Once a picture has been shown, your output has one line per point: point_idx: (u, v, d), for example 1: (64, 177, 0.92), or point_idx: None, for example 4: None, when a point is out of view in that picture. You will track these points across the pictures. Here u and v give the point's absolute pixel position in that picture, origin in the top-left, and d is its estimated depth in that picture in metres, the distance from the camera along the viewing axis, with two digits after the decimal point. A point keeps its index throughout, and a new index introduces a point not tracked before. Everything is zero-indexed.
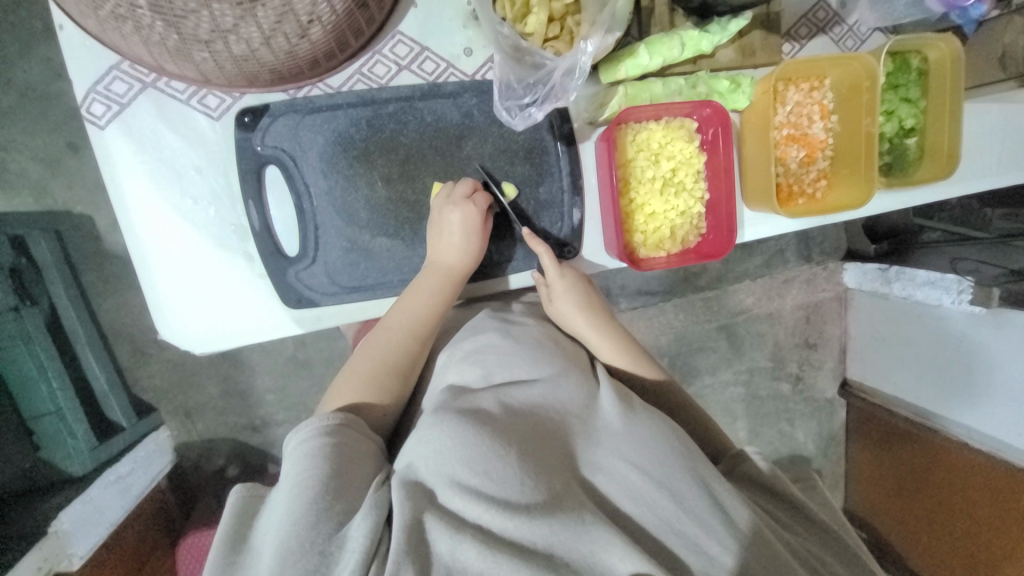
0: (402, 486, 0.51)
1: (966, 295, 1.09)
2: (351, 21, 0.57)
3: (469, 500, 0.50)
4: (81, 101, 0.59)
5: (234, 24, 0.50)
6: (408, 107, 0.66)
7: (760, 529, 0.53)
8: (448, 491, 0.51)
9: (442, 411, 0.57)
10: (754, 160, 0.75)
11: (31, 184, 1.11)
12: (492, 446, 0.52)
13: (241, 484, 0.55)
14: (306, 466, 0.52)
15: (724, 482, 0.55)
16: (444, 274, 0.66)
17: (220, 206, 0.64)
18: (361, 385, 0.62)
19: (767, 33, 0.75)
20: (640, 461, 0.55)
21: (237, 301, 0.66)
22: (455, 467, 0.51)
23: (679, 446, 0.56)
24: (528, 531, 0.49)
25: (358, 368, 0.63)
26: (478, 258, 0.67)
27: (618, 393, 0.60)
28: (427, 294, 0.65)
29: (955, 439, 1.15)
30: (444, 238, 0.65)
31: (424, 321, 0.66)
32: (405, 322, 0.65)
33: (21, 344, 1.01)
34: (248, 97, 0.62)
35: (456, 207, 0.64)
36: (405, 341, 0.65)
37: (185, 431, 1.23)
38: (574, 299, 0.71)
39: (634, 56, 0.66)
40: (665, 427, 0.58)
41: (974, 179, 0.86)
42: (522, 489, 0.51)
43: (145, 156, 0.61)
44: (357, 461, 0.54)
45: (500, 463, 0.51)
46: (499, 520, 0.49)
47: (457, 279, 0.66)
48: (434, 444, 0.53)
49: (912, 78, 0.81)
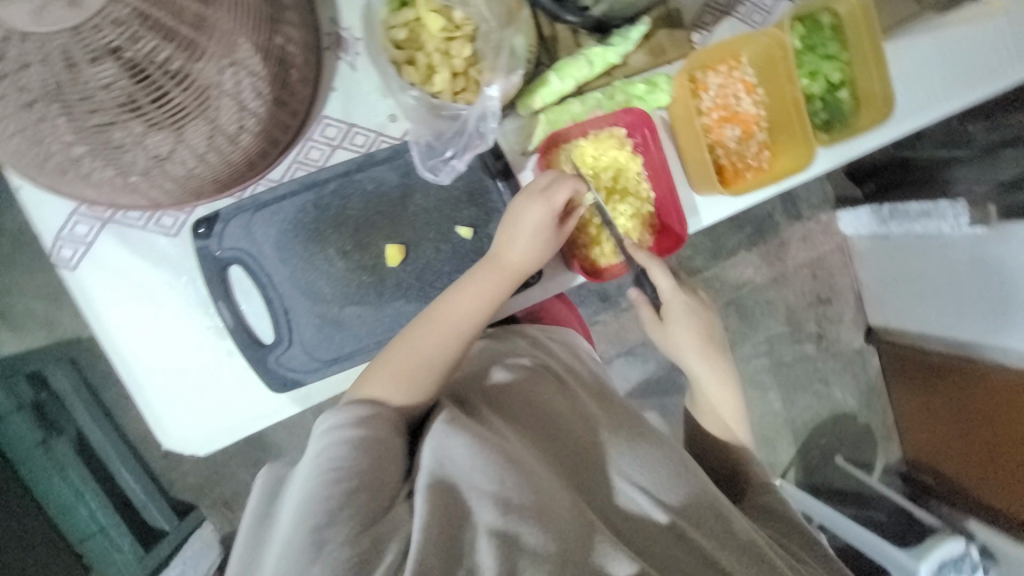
0: (430, 487, 0.51)
1: (963, 218, 1.07)
2: (275, 119, 0.61)
3: (489, 504, 0.51)
4: (49, 250, 0.64)
5: (169, 150, 0.54)
6: (347, 181, 0.69)
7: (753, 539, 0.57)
8: (477, 498, 0.51)
9: (456, 423, 0.58)
10: (689, 149, 0.77)
11: (40, 320, 1.18)
12: (502, 462, 0.54)
13: (269, 466, 0.62)
14: (335, 455, 0.54)
15: (717, 497, 0.57)
16: (502, 276, 0.68)
17: (193, 311, 0.68)
18: (398, 379, 0.63)
19: (671, 29, 0.78)
20: (644, 479, 0.60)
21: (228, 396, 0.69)
22: (475, 475, 0.53)
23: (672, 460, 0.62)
24: (545, 538, 0.49)
25: (399, 363, 0.64)
26: (541, 257, 0.69)
27: (615, 420, 0.66)
28: (484, 289, 0.67)
29: (994, 363, 1.08)
30: (511, 238, 0.68)
31: (468, 323, 0.67)
32: (457, 321, 0.66)
33: (56, 474, 1.07)
34: (199, 209, 0.67)
35: (532, 201, 0.67)
36: (448, 343, 0.66)
37: (229, 521, 1.25)
38: (683, 323, 0.80)
39: (546, 85, 0.70)
40: (671, 454, 0.63)
41: (920, 113, 0.86)
42: (532, 495, 0.52)
43: (117, 285, 0.66)
44: (388, 460, 0.56)
45: (512, 476, 0.53)
46: (515, 522, 0.50)
47: (512, 280, 0.68)
48: (459, 457, 0.54)
49: (827, 36, 0.82)
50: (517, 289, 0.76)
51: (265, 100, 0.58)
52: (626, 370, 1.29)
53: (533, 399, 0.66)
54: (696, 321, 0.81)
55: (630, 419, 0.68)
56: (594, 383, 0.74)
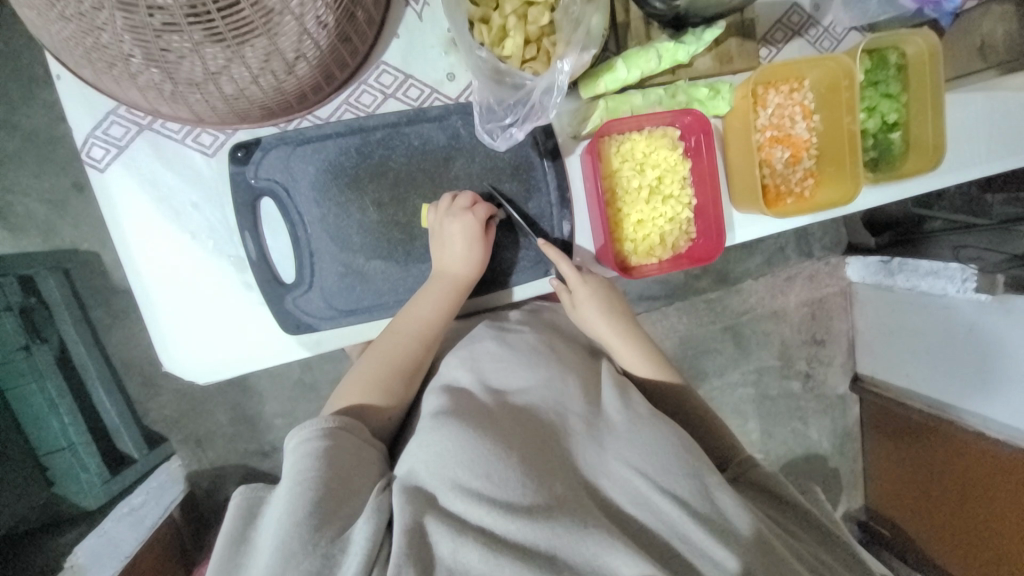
0: (403, 490, 0.52)
1: (971, 282, 1.09)
2: (335, 55, 0.60)
3: (470, 502, 0.50)
4: (81, 147, 0.61)
5: (225, 65, 0.52)
6: (396, 132, 0.67)
7: (763, 536, 0.53)
8: (450, 494, 0.51)
9: (441, 415, 0.57)
10: (738, 165, 0.76)
11: (39, 225, 1.13)
12: (493, 450, 0.53)
13: (245, 485, 0.56)
14: (307, 466, 0.52)
15: (726, 488, 0.54)
16: (447, 287, 0.67)
17: (218, 238, 0.66)
18: (363, 390, 0.63)
19: (743, 39, 0.76)
20: (644, 463, 0.55)
21: (239, 331, 0.67)
22: (456, 470, 0.52)
23: (681, 449, 0.56)
24: (530, 533, 0.48)
25: (360, 375, 0.64)
26: (480, 266, 0.68)
27: (617, 389, 0.63)
28: (432, 300, 0.67)
29: (970, 429, 1.12)
30: (447, 250, 0.67)
31: (426, 329, 0.66)
32: (412, 328, 0.66)
33: (33, 381, 1.04)
34: (240, 133, 0.65)
35: (455, 218, 0.65)
36: (407, 346, 0.66)
37: (195, 460, 1.23)
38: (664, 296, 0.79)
39: (612, 71, 0.68)
40: (666, 432, 0.58)
41: (963, 169, 0.86)
42: (523, 491, 0.51)
43: (146, 196, 0.64)
44: (356, 465, 0.55)
45: (501, 466, 0.52)
46: (502, 523, 0.49)
47: (457, 290, 0.68)
48: (434, 449, 0.54)
49: (891, 74, 0.81)
50: (530, 274, 0.75)
51: (328, 31, 0.56)
52: None
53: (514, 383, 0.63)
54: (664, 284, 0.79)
55: (637, 393, 0.63)
56: None
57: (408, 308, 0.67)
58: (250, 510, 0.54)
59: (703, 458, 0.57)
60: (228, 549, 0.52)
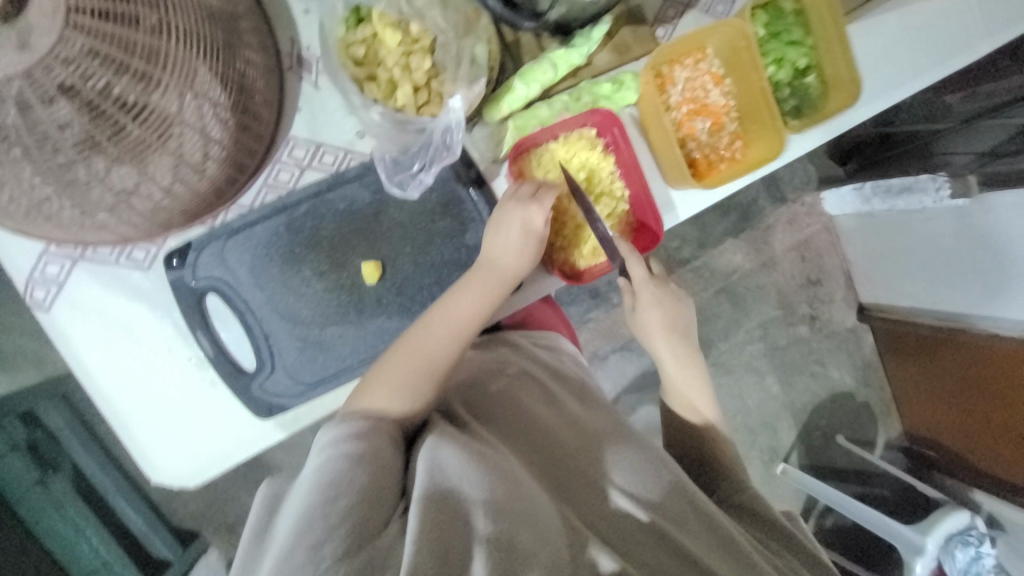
0: (426, 489, 0.49)
1: (944, 190, 1.08)
2: (240, 146, 0.61)
3: (492, 514, 0.48)
4: (22, 293, 0.63)
5: (135, 184, 0.54)
6: (320, 201, 0.69)
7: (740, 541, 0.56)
8: (473, 503, 0.49)
9: (444, 436, 0.56)
10: (661, 146, 0.77)
11: (28, 358, 1.16)
12: (501, 470, 0.53)
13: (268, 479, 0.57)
14: (331, 467, 0.51)
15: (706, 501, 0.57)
16: (501, 280, 0.69)
17: (173, 344, 0.67)
18: (391, 388, 0.61)
19: (634, 26, 0.78)
20: (642, 484, 0.58)
21: (217, 428, 0.69)
22: (472, 480, 0.50)
23: (667, 470, 0.60)
24: (545, 538, 0.46)
25: (393, 370, 0.63)
26: (533, 259, 0.70)
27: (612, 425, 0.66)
28: (476, 297, 0.68)
29: (983, 334, 1.08)
30: (500, 239, 0.69)
31: (464, 329, 0.67)
32: (451, 326, 0.66)
33: (54, 510, 1.08)
34: (170, 240, 0.66)
35: (519, 203, 0.68)
36: (450, 346, 0.66)
37: (232, 546, 1.23)
38: (660, 323, 0.78)
39: (512, 91, 0.70)
40: (650, 456, 0.61)
41: (889, 92, 0.87)
42: (531, 501, 0.50)
43: (93, 324, 0.65)
44: (386, 470, 0.52)
45: (508, 482, 0.51)
46: (514, 528, 0.47)
47: (506, 282, 0.69)
48: (455, 465, 0.52)
49: (790, 22, 0.83)
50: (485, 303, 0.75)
51: (228, 127, 0.58)
52: (621, 365, 1.30)
53: (518, 409, 0.66)
54: (665, 303, 0.78)
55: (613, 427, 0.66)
56: (578, 385, 0.75)
57: (452, 301, 0.67)
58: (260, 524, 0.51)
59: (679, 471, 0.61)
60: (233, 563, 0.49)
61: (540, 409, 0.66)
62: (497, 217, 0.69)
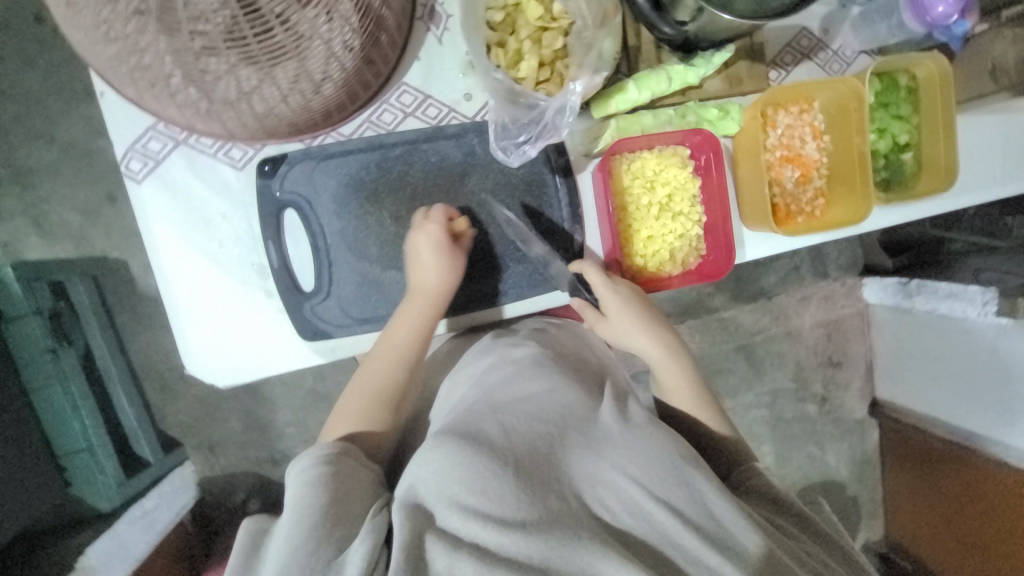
0: (403, 507, 0.53)
1: (990, 306, 1.05)
2: (360, 76, 0.63)
3: (467, 518, 0.51)
4: (121, 160, 0.66)
5: (257, 85, 0.55)
6: (414, 149, 0.71)
7: (772, 549, 0.52)
8: (448, 512, 0.52)
9: (442, 433, 0.58)
10: (748, 182, 0.77)
11: (72, 233, 1.18)
12: (491, 465, 0.53)
13: (250, 517, 0.58)
14: (308, 490, 0.55)
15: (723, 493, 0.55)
16: (422, 303, 0.69)
17: (243, 246, 0.70)
18: (353, 419, 0.66)
19: (752, 62, 0.79)
20: (639, 471, 0.55)
21: (258, 337, 0.71)
22: (453, 487, 0.52)
23: (677, 456, 0.57)
24: (523, 546, 0.48)
25: (348, 407, 0.67)
26: (457, 277, 0.69)
27: (616, 406, 0.63)
28: (416, 316, 0.69)
29: (994, 460, 1.08)
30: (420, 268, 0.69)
31: (404, 353, 0.69)
32: (387, 356, 0.68)
33: (58, 384, 1.05)
34: (268, 148, 0.69)
35: (421, 230, 0.68)
36: (388, 374, 0.68)
37: (208, 466, 1.24)
38: (633, 312, 0.71)
39: (624, 92, 0.71)
40: (665, 441, 0.58)
41: (976, 189, 0.86)
42: (518, 506, 0.51)
43: (177, 207, 0.68)
44: (354, 487, 0.57)
45: (497, 481, 0.52)
46: (497, 539, 0.49)
47: (438, 302, 0.69)
48: (434, 466, 0.54)
49: (902, 96, 0.83)
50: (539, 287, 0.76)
51: (355, 54, 0.59)
52: None
53: (533, 395, 0.62)
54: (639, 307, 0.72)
55: (636, 407, 0.64)
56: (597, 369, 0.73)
57: (396, 325, 0.69)
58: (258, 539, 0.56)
59: (700, 465, 0.57)
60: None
61: (568, 396, 0.63)
62: (410, 249, 0.69)
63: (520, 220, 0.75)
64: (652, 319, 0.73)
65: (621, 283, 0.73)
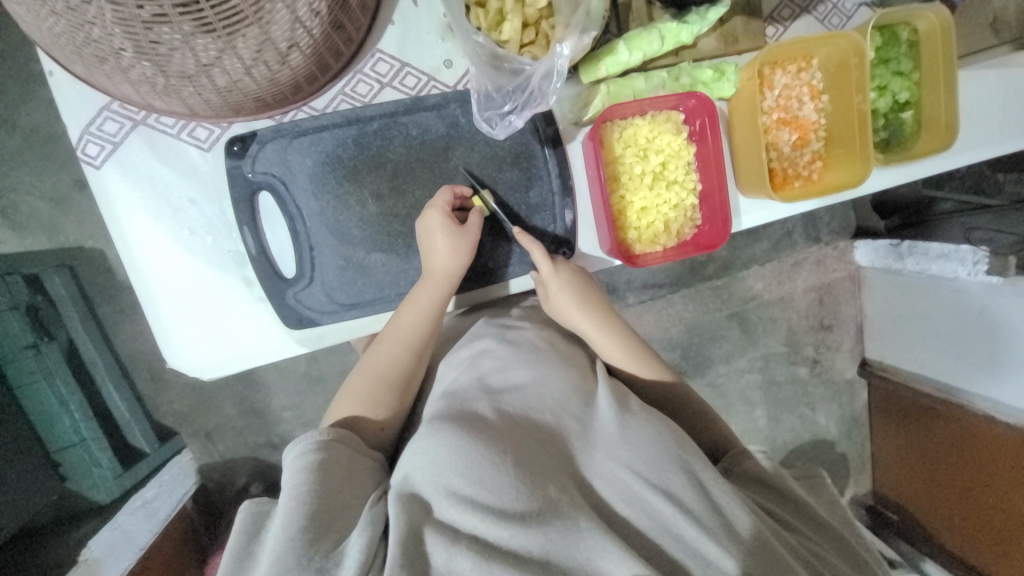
0: (400, 498, 0.52)
1: (981, 265, 1.04)
2: (329, 43, 0.58)
3: (464, 511, 0.50)
4: (76, 144, 0.62)
5: (216, 57, 0.50)
6: (393, 122, 0.67)
7: (762, 532, 0.52)
8: (445, 502, 0.51)
9: (436, 421, 0.57)
10: (744, 147, 0.74)
11: (43, 223, 1.13)
12: (489, 453, 0.52)
13: (248, 499, 0.56)
14: (302, 480, 0.53)
15: (720, 483, 0.54)
16: (437, 286, 0.67)
17: (217, 233, 0.66)
18: (358, 400, 0.65)
19: (748, 18, 0.74)
20: (636, 460, 0.54)
21: (241, 327, 0.68)
22: (450, 477, 0.51)
23: (676, 441, 0.55)
24: (523, 538, 0.48)
25: (353, 388, 0.66)
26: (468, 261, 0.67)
27: (615, 396, 0.60)
28: (425, 303, 0.67)
29: (981, 414, 1.10)
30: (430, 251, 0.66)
31: (414, 338, 0.67)
32: (399, 338, 0.67)
33: (42, 378, 1.02)
34: (235, 126, 0.65)
35: (432, 211, 0.65)
36: (399, 357, 0.66)
37: (207, 453, 1.23)
38: (571, 296, 0.70)
39: (614, 54, 0.67)
40: (661, 427, 0.57)
41: (975, 148, 0.84)
42: (516, 497, 0.50)
43: (142, 192, 0.64)
44: (351, 476, 0.56)
45: (495, 470, 0.51)
46: (495, 530, 0.49)
47: (447, 288, 0.67)
48: (430, 455, 0.53)
49: (903, 51, 0.79)
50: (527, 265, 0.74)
51: (321, 19, 0.54)
52: None
53: (527, 381, 0.61)
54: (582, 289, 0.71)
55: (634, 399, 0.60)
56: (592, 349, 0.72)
57: (404, 311, 0.67)
58: (252, 525, 0.54)
59: (696, 450, 0.56)
60: (229, 566, 0.52)
61: (566, 383, 0.61)
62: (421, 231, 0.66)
63: (509, 193, 0.72)
64: (594, 300, 0.71)
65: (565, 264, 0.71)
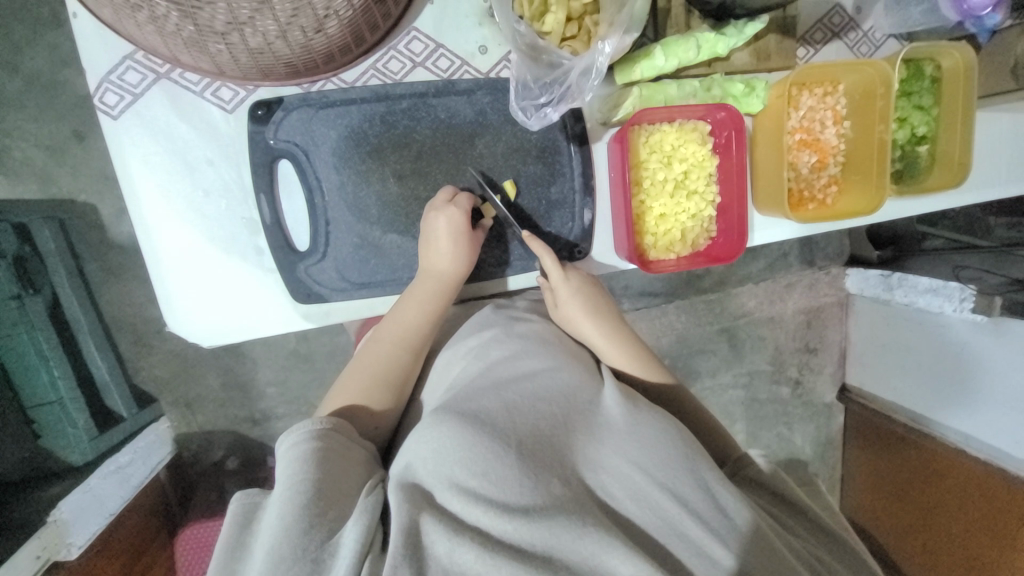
0: (401, 487, 0.52)
1: (968, 303, 1.07)
2: (367, 16, 0.57)
3: (468, 502, 0.50)
4: (95, 91, 0.60)
5: (251, 16, 0.48)
6: (422, 103, 0.66)
7: (763, 537, 0.52)
8: (448, 494, 0.51)
9: (442, 410, 0.56)
10: (767, 165, 0.75)
11: (36, 172, 1.08)
12: (493, 447, 0.52)
13: (242, 492, 0.54)
14: (297, 470, 0.52)
15: (726, 484, 0.54)
16: (436, 283, 0.67)
17: (231, 199, 0.65)
18: (354, 392, 0.64)
19: (782, 37, 0.74)
20: (645, 458, 0.54)
21: (246, 296, 0.67)
22: (455, 469, 0.51)
23: (683, 442, 0.55)
24: (526, 534, 0.48)
25: (350, 380, 0.65)
26: (468, 263, 0.67)
27: (622, 393, 0.60)
28: (422, 299, 0.66)
29: (952, 446, 1.14)
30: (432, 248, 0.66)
31: (409, 336, 0.67)
32: (395, 335, 0.66)
33: (23, 332, 0.98)
34: (262, 90, 0.63)
35: (439, 213, 0.65)
36: (396, 355, 0.66)
37: (185, 423, 1.20)
38: (578, 303, 0.70)
39: (649, 58, 0.67)
40: (668, 427, 0.56)
41: (983, 189, 0.86)
42: (522, 491, 0.50)
43: (157, 149, 0.62)
44: (346, 466, 0.55)
45: (499, 464, 0.51)
46: (498, 523, 0.49)
47: (447, 288, 0.67)
48: (435, 444, 0.53)
49: (925, 85, 0.80)
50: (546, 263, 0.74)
51: None
52: None
53: (534, 376, 0.60)
54: (588, 295, 0.71)
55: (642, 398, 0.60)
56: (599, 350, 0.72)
57: (399, 308, 0.67)
58: (246, 516, 0.53)
59: (705, 456, 0.56)
60: (224, 558, 0.50)
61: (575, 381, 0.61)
62: (424, 232, 0.66)
63: (529, 186, 0.71)
64: (602, 308, 0.72)
65: (574, 270, 0.71)
